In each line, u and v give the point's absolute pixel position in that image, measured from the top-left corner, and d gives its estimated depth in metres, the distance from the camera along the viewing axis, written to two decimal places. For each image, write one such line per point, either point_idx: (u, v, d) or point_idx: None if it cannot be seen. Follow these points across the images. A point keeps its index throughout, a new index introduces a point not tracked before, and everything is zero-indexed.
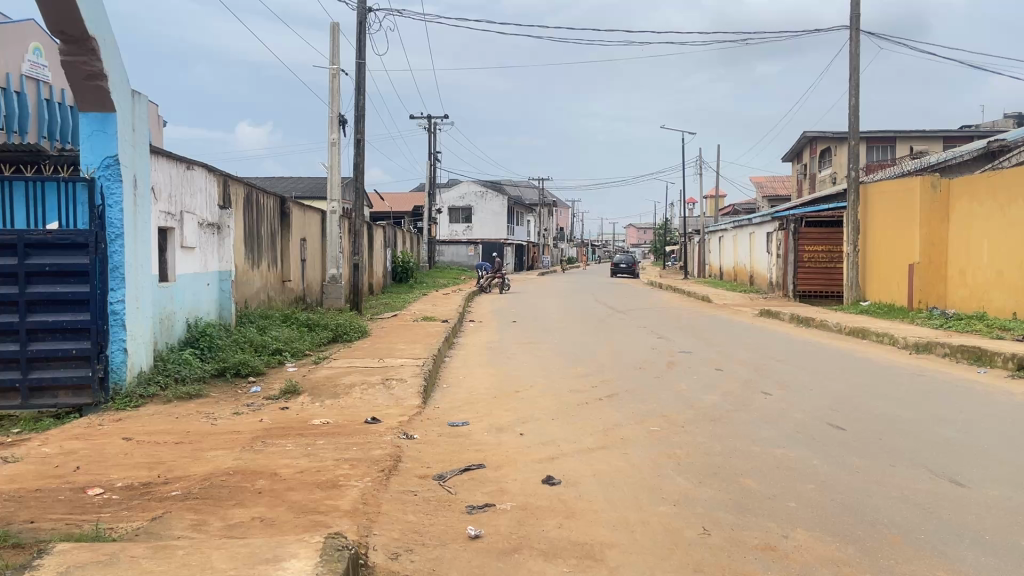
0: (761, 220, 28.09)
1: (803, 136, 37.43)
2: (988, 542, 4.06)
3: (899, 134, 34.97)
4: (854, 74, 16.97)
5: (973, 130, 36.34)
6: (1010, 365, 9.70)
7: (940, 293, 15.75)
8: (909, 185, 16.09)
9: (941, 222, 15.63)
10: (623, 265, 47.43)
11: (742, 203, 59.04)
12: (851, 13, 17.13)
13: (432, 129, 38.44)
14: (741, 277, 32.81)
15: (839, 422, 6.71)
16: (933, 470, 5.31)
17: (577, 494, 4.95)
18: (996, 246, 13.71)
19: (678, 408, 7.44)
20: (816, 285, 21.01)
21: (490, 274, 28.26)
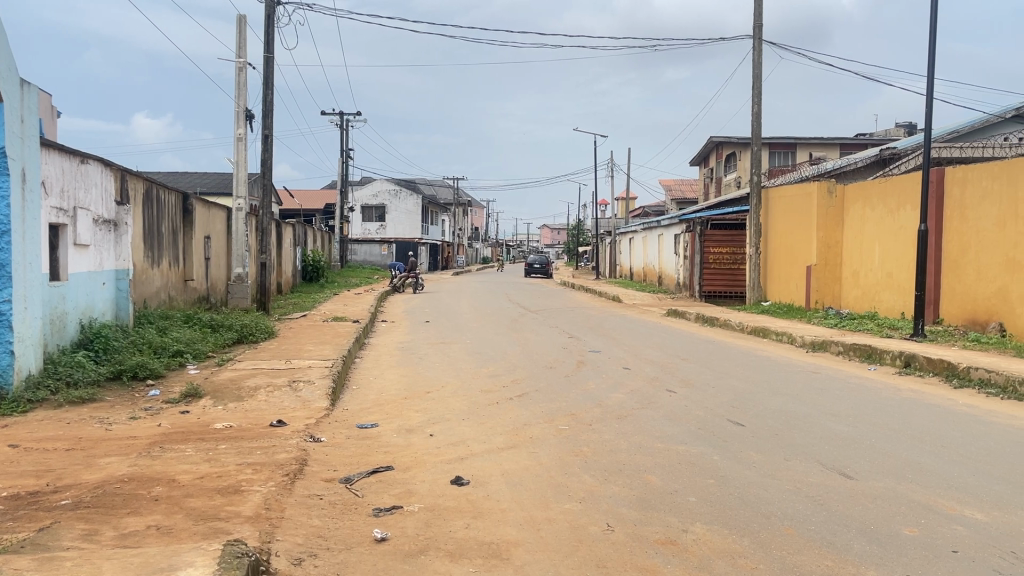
0: (671, 222, 28.78)
1: (710, 141, 38.70)
2: (872, 532, 4.28)
3: (799, 141, 36.51)
4: (756, 82, 17.57)
5: (868, 139, 38.22)
6: (898, 362, 10.26)
7: (835, 294, 16.50)
8: (807, 190, 16.80)
9: (837, 226, 16.34)
10: (537, 266, 47.87)
11: (652, 205, 60.45)
12: (754, 24, 17.72)
13: (344, 125, 37.92)
14: (650, 278, 33.53)
15: (738, 418, 6.96)
16: (824, 463, 5.57)
17: (485, 494, 4.96)
18: (887, 250, 14.44)
19: (586, 405, 7.57)
20: (720, 285, 21.65)
21: (404, 274, 28.07)
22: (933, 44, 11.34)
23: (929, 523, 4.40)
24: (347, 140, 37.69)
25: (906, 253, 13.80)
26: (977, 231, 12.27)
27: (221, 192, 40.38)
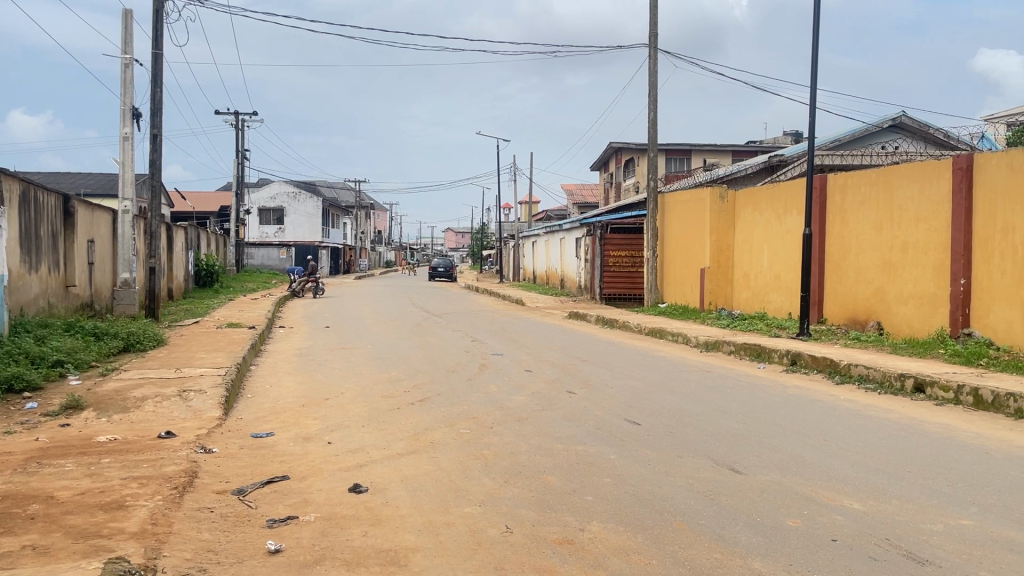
0: (572, 226, 29.20)
1: (609, 146, 39.57)
2: (758, 524, 4.46)
3: (694, 148, 37.78)
4: (652, 90, 18.04)
5: (757, 147, 39.88)
6: (785, 360, 10.72)
7: (727, 296, 17.11)
8: (700, 195, 17.37)
9: (729, 230, 16.96)
10: (441, 270, 47.74)
11: (554, 209, 61.28)
12: (649, 33, 18.20)
13: (239, 125, 36.87)
14: (552, 281, 33.98)
15: (635, 417, 7.12)
16: (715, 459, 5.76)
17: (383, 501, 4.91)
18: (775, 253, 15.08)
19: (487, 409, 7.60)
20: (620, 288, 22.09)
21: (303, 278, 27.49)
22: (815, 57, 11.92)
23: (811, 515, 4.61)
24: (242, 141, 36.66)
25: (792, 256, 14.46)
26: (857, 235, 12.96)
27: (107, 193, 38.58)
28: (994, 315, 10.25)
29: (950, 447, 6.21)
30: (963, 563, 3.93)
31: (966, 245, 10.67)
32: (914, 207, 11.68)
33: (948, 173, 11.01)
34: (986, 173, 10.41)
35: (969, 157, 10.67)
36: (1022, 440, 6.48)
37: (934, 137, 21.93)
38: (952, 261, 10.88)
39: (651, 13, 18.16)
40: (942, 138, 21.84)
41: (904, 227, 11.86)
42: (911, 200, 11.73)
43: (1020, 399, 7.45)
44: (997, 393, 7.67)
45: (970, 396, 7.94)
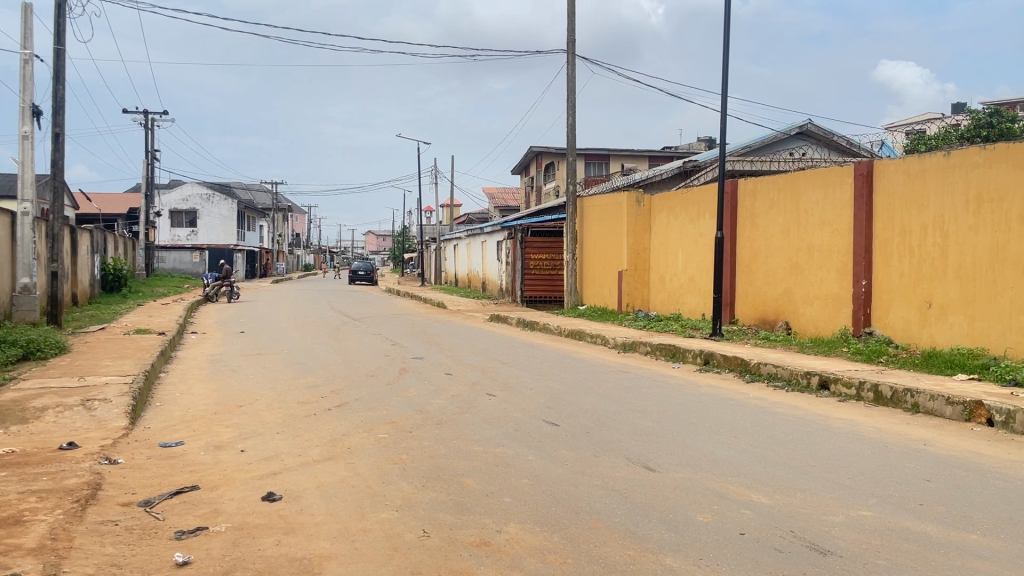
0: (493, 230, 29.31)
1: (530, 150, 39.87)
2: (670, 520, 4.57)
3: (612, 152, 38.44)
4: (570, 95, 18.27)
5: (673, 152, 40.84)
6: (698, 360, 11.02)
7: (644, 297, 17.46)
8: (618, 200, 17.68)
9: (645, 233, 17.30)
10: (361, 273, 47.16)
11: (475, 213, 61.37)
12: (568, 39, 18.43)
13: (148, 125, 35.62)
14: (474, 284, 34.01)
15: (553, 418, 7.20)
16: (630, 458, 5.88)
17: (298, 509, 4.83)
18: (689, 256, 15.48)
19: (406, 412, 7.56)
20: (541, 290, 22.27)
21: (217, 282, 26.74)
22: (726, 66, 12.28)
23: (721, 509, 4.76)
24: (151, 142, 35.41)
25: (705, 258, 14.86)
26: (765, 238, 13.41)
27: (3, 195, 36.68)
28: (893, 314, 10.76)
29: (851, 441, 6.50)
30: (862, 552, 4.11)
31: (867, 247, 11.17)
32: (819, 212, 12.16)
33: (850, 179, 11.50)
34: (885, 180, 10.92)
35: (869, 164, 11.16)
36: (917, 433, 6.83)
37: (838, 144, 22.88)
38: (855, 263, 11.37)
39: (569, 19, 18.38)
40: (845, 145, 22.82)
41: (810, 230, 12.33)
42: (816, 204, 12.21)
43: (916, 394, 7.84)
44: (895, 389, 8.06)
45: (871, 392, 8.31)
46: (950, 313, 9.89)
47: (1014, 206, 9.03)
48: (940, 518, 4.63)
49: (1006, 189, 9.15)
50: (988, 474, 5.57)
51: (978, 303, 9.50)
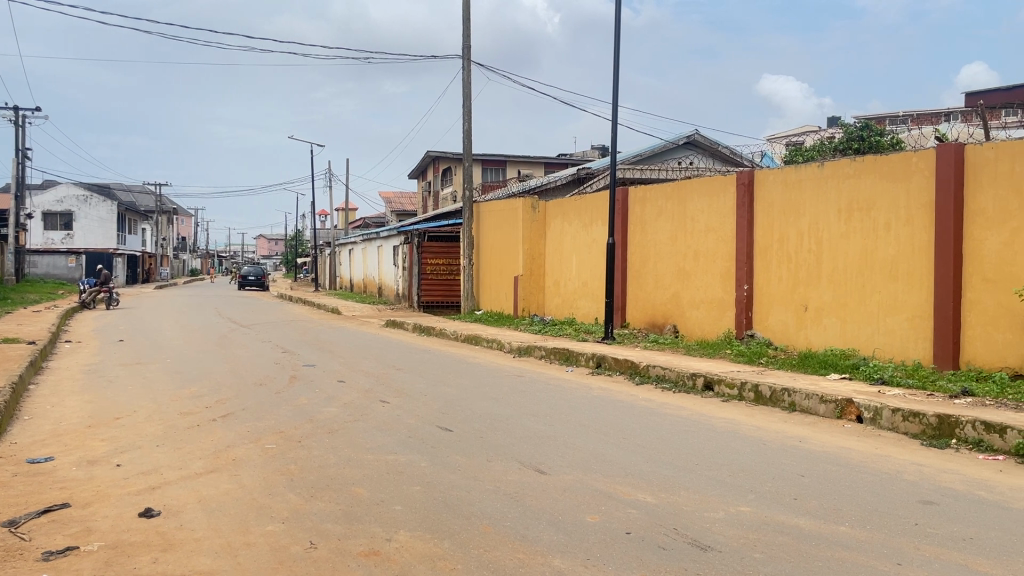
0: (389, 234, 29.05)
1: (426, 154, 39.76)
2: (559, 522, 4.64)
3: (508, 158, 38.78)
4: (466, 100, 18.31)
5: (568, 159, 41.54)
6: (591, 363, 11.24)
7: (540, 302, 17.67)
8: (513, 206, 17.83)
9: (540, 239, 17.51)
10: (251, 278, 45.78)
11: (371, 217, 60.64)
12: (463, 45, 18.46)
13: (18, 122, 33.52)
14: (370, 289, 33.59)
15: (446, 424, 7.18)
16: (522, 461, 5.93)
17: (178, 525, 4.64)
18: (583, 260, 15.76)
19: (296, 422, 7.38)
20: (437, 296, 22.21)
21: (95, 288, 25.40)
22: (617, 76, 12.57)
23: (608, 509, 4.86)
24: (21, 139, 33.33)
25: (598, 264, 15.17)
26: (654, 243, 13.81)
27: None
28: (773, 317, 11.28)
29: (733, 440, 6.76)
30: (740, 546, 4.29)
31: (749, 253, 11.64)
32: (704, 219, 12.61)
33: (732, 188, 11.96)
34: (765, 189, 11.42)
35: (750, 174, 11.64)
36: (793, 431, 7.18)
37: (722, 154, 23.78)
38: (737, 268, 11.84)
39: (465, 24, 18.42)
40: (729, 154, 23.72)
41: (696, 237, 12.77)
42: (702, 212, 12.66)
43: (793, 393, 8.24)
44: (774, 389, 8.44)
45: (752, 392, 8.68)
46: (825, 316, 10.44)
47: (882, 215, 9.62)
48: (813, 511, 4.88)
49: (874, 198, 9.73)
50: (857, 468, 5.90)
51: (849, 305, 10.06)
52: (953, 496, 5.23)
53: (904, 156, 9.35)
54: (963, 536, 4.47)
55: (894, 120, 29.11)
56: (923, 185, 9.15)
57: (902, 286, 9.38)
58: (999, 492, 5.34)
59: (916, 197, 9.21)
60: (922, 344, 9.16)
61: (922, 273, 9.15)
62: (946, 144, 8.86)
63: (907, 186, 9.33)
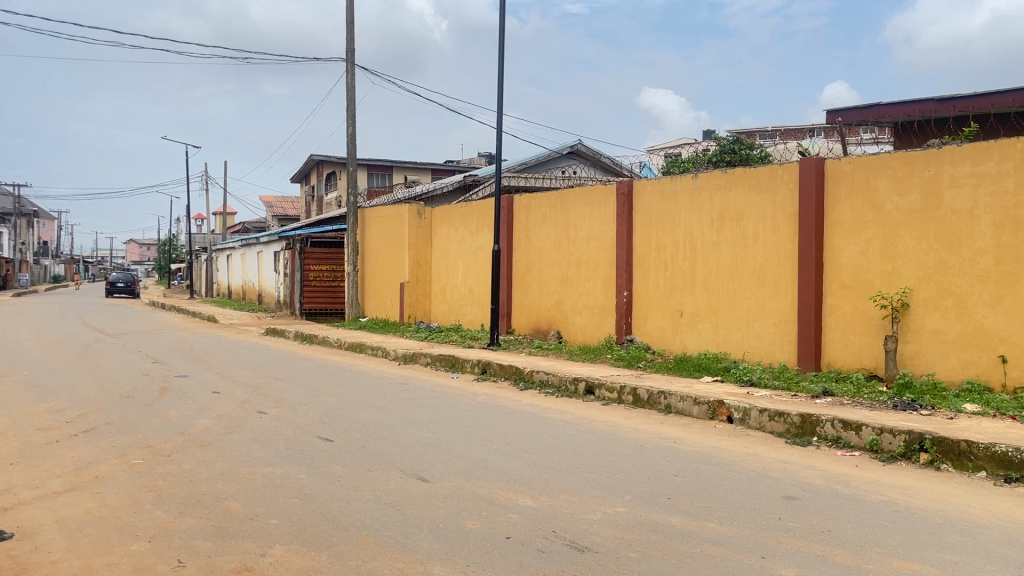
0: (270, 240, 28.26)
1: (310, 158, 38.96)
2: (440, 529, 4.63)
3: (395, 164, 38.51)
4: (350, 104, 18.05)
5: (455, 166, 41.63)
6: (476, 369, 11.28)
7: (425, 309, 17.59)
8: (399, 212, 17.68)
9: (426, 246, 17.44)
10: (121, 284, 43.55)
11: (252, 222, 58.85)
12: (347, 49, 18.20)
13: None
14: (249, 295, 32.56)
15: (327, 434, 7.04)
16: (404, 470, 5.87)
17: (32, 548, 4.35)
18: (469, 267, 15.82)
19: (166, 436, 7.06)
20: (320, 303, 21.74)
21: None
22: (502, 85, 12.70)
23: (489, 515, 4.88)
24: None
25: (484, 271, 15.26)
26: (539, 250, 14.01)
27: None
28: (651, 322, 11.65)
29: (612, 442, 6.93)
30: (615, 546, 4.40)
31: (629, 261, 11.98)
32: (586, 227, 12.90)
33: (613, 197, 12.29)
34: (644, 198, 11.78)
35: (629, 184, 11.98)
36: (669, 433, 7.43)
37: (604, 163, 24.34)
38: (617, 275, 12.16)
39: (349, 27, 18.17)
40: (610, 164, 24.29)
41: (579, 245, 13.04)
42: (584, 220, 12.94)
43: (668, 396, 8.52)
44: (651, 392, 8.71)
45: (631, 395, 8.93)
46: (699, 321, 10.87)
47: (750, 225, 10.11)
48: (686, 510, 5.05)
49: (744, 209, 10.21)
50: (727, 467, 6.16)
51: (721, 311, 10.52)
52: (815, 491, 5.54)
53: (771, 169, 9.86)
54: (823, 529, 4.74)
55: (763, 135, 30.75)
56: (788, 197, 9.67)
57: (770, 292, 9.88)
58: (854, 486, 5.70)
59: (782, 208, 9.73)
60: (787, 347, 9.68)
61: (787, 280, 9.67)
62: (808, 158, 9.40)
63: (773, 198, 9.84)
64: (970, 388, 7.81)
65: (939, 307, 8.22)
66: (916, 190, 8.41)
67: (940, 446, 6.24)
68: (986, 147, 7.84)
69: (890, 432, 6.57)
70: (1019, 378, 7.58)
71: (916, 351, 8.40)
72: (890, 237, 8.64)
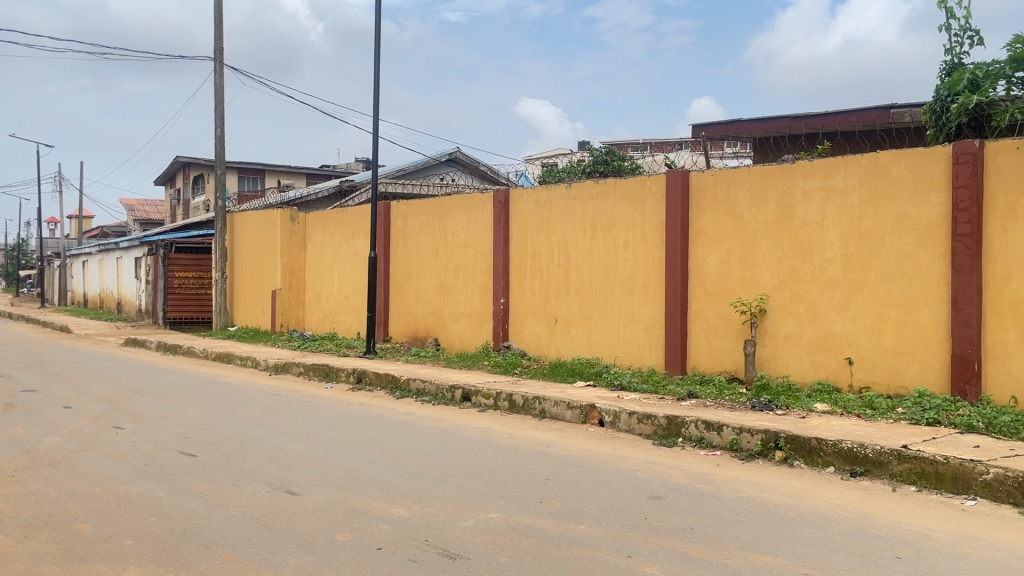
0: (130, 245, 26.83)
1: (175, 160, 37.31)
2: (308, 543, 4.51)
3: (267, 168, 37.44)
4: (219, 105, 17.40)
5: (330, 171, 40.90)
6: (350, 378, 11.09)
7: (299, 317, 17.15)
8: (271, 217, 17.18)
9: (299, 252, 17.02)
10: None
11: (111, 226, 55.72)
12: (215, 47, 17.55)
13: None
14: (108, 303, 30.78)
15: (190, 449, 6.74)
16: (272, 484, 5.70)
17: None
18: (344, 274, 15.56)
19: (10, 454, 6.55)
20: (186, 311, 20.80)
21: None
22: (377, 90, 12.57)
23: (360, 527, 4.81)
24: None
25: (360, 278, 15.05)
26: (416, 258, 13.94)
27: None
28: (527, 329, 11.81)
29: (486, 449, 6.97)
30: (487, 552, 4.43)
31: (505, 268, 12.10)
32: (463, 234, 12.94)
33: (489, 205, 12.39)
34: (520, 207, 11.93)
35: (506, 192, 12.11)
36: (542, 437, 7.54)
37: (481, 171, 24.43)
38: (494, 283, 12.25)
39: (217, 25, 17.53)
40: (488, 172, 24.39)
41: (456, 252, 13.07)
42: (461, 227, 12.98)
43: (543, 401, 8.66)
44: (526, 398, 8.82)
45: (506, 402, 9.01)
46: (573, 327, 11.10)
47: (621, 234, 10.42)
48: (557, 513, 5.14)
49: (614, 218, 10.52)
50: (597, 469, 6.32)
51: (594, 317, 10.79)
52: (679, 490, 5.75)
53: (640, 180, 10.20)
54: (685, 526, 4.94)
55: (634, 147, 31.80)
56: (655, 207, 10.04)
57: (639, 299, 10.21)
58: (716, 484, 5.96)
59: (650, 218, 10.09)
60: (655, 352, 10.03)
61: (655, 287, 10.03)
62: (673, 170, 9.79)
63: (642, 208, 10.18)
64: (821, 389, 8.34)
65: (793, 312, 8.74)
66: (772, 202, 8.91)
67: (794, 443, 6.62)
68: (833, 163, 8.40)
69: (748, 431, 6.92)
70: (863, 378, 8.15)
71: (772, 354, 8.92)
72: (749, 246, 9.11)
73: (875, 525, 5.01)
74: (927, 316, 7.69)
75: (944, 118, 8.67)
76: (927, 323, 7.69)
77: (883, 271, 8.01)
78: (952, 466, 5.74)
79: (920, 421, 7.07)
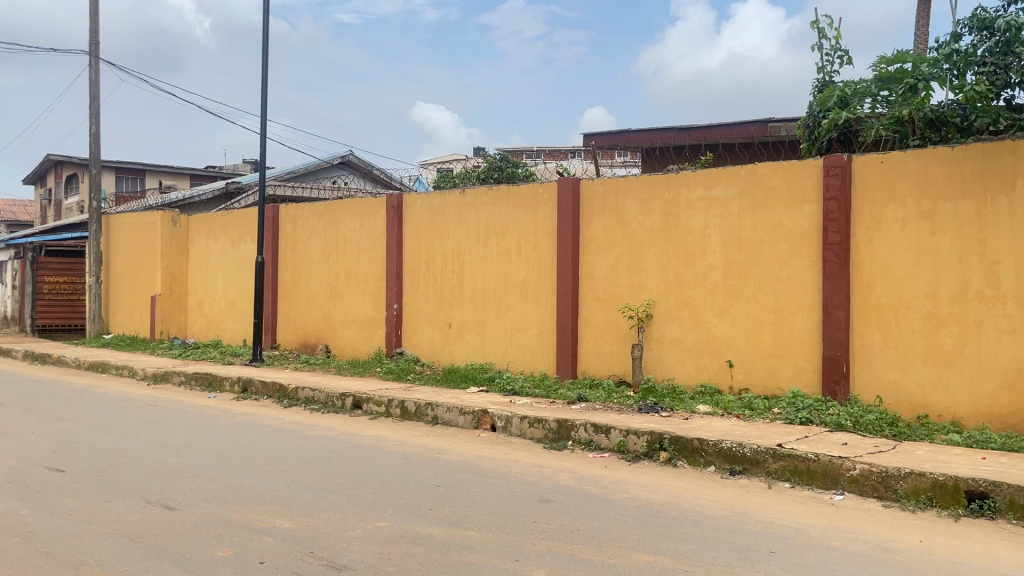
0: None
1: (47, 158, 35.24)
2: (185, 560, 4.34)
3: (148, 168, 35.87)
4: (95, 101, 16.55)
5: (216, 172, 39.55)
6: (235, 387, 10.73)
7: (181, 324, 16.48)
8: (151, 219, 16.46)
9: (181, 256, 16.37)
10: None
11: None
12: (90, 41, 16.68)
13: None
14: None
15: (58, 464, 6.36)
16: (148, 499, 5.45)
17: None
18: (230, 279, 15.06)
19: None
20: (56, 318, 19.63)
21: None
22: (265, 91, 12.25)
23: (242, 541, 4.66)
24: None
25: (246, 283, 14.60)
26: (306, 262, 13.64)
27: None
28: (421, 334, 11.75)
29: (376, 457, 6.88)
30: (375, 562, 4.37)
31: (398, 273, 12.00)
32: (355, 239, 12.75)
33: (382, 210, 12.26)
34: (413, 212, 11.86)
35: (399, 197, 12.01)
36: (432, 444, 7.50)
37: (374, 175, 24.21)
38: (387, 288, 12.13)
39: (92, 17, 16.68)
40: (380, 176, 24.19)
41: (348, 257, 12.86)
42: (352, 232, 12.80)
43: (435, 407, 8.62)
44: (418, 404, 8.77)
45: (398, 409, 8.93)
46: (466, 333, 11.12)
47: (514, 240, 10.52)
48: (446, 520, 5.12)
49: (507, 224, 10.61)
50: (487, 475, 6.34)
51: (487, 323, 10.84)
52: (568, 493, 5.83)
53: (532, 187, 10.32)
54: (573, 528, 5.02)
55: (527, 155, 32.26)
56: (547, 214, 10.18)
57: (531, 304, 10.33)
58: (603, 486, 6.09)
59: (542, 225, 10.23)
60: (547, 357, 10.16)
61: (547, 293, 10.17)
62: (564, 178, 9.96)
63: (534, 214, 10.31)
64: (704, 391, 8.65)
65: (677, 318, 9.03)
66: (658, 211, 9.19)
67: (677, 444, 6.83)
68: (715, 174, 8.74)
69: (635, 434, 7.09)
70: (743, 380, 8.50)
71: (658, 358, 9.19)
72: (637, 253, 9.36)
73: (752, 522, 5.23)
74: (800, 321, 8.10)
75: (816, 132, 9.16)
76: (800, 327, 8.10)
77: (761, 278, 8.39)
78: (822, 463, 6.06)
79: (794, 421, 7.43)
